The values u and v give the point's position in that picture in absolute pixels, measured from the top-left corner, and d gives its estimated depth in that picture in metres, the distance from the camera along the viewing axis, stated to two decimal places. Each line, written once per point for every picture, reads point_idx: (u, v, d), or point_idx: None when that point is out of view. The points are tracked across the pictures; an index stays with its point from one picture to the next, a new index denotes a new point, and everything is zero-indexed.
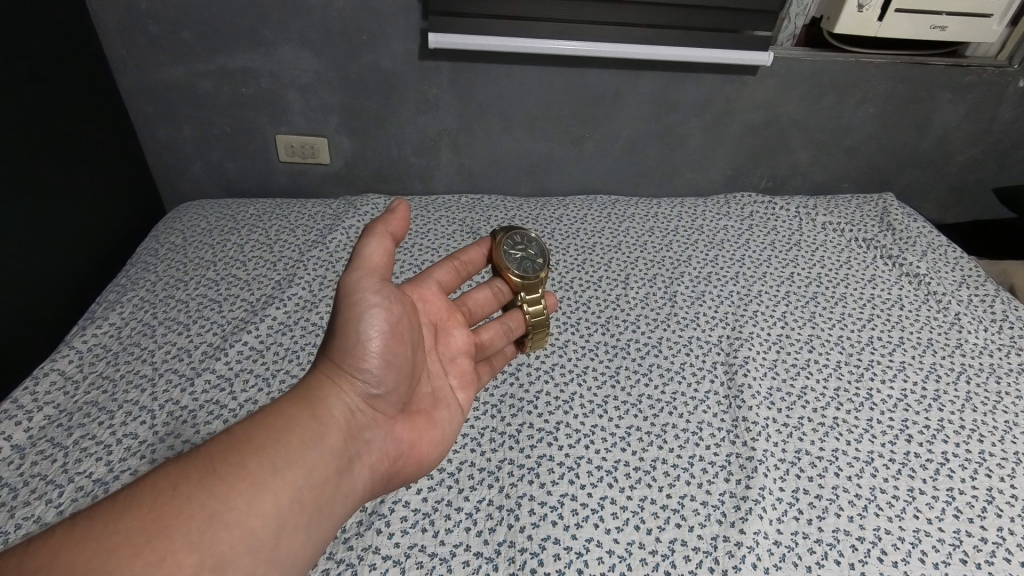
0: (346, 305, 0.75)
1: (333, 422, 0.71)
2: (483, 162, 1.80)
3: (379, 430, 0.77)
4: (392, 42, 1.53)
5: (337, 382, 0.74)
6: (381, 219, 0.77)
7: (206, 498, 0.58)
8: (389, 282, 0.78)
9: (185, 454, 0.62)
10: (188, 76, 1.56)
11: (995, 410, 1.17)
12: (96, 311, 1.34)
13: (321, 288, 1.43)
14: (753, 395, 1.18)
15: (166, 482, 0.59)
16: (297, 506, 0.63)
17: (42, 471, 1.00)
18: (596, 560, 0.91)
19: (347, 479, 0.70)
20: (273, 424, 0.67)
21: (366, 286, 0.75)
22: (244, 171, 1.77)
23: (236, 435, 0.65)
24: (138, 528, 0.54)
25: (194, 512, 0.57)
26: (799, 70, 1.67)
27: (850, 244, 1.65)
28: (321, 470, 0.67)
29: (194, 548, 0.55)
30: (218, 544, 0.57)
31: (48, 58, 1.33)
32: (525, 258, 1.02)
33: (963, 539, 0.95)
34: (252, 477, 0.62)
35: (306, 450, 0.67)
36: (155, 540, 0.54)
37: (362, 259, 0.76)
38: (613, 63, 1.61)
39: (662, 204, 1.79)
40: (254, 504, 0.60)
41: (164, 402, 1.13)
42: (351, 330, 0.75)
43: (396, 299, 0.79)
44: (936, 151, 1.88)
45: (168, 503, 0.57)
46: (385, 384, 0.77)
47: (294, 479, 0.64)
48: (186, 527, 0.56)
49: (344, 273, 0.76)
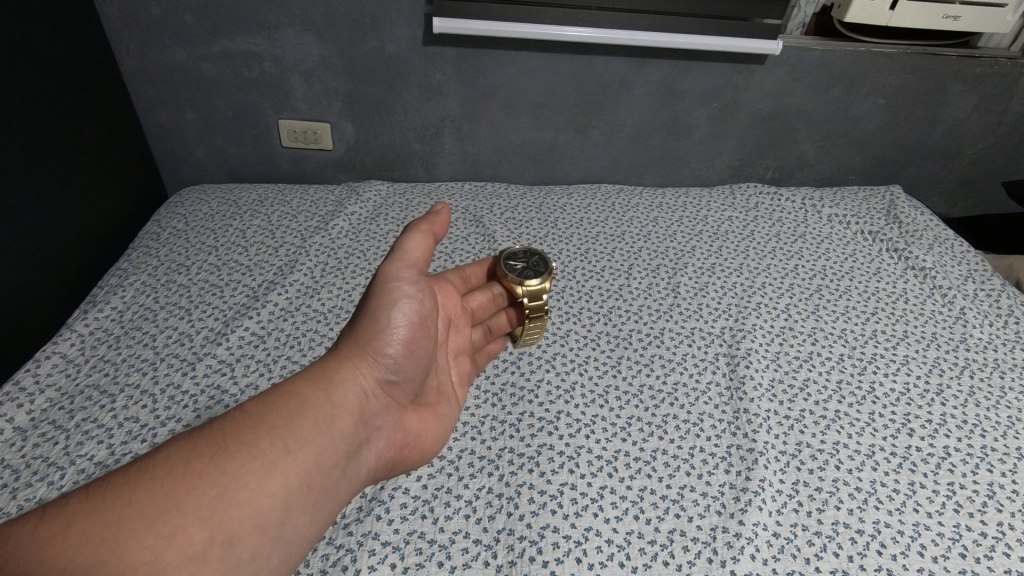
0: (380, 291, 0.79)
1: (348, 405, 0.72)
2: (487, 151, 1.78)
3: (389, 417, 0.78)
4: (395, 26, 1.51)
5: (355, 364, 0.75)
6: (427, 218, 0.82)
7: (221, 473, 0.59)
8: (423, 277, 0.83)
9: (200, 428, 0.63)
10: (190, 59, 1.55)
11: (998, 405, 1.16)
12: (97, 296, 1.33)
13: (322, 274, 1.42)
14: (755, 387, 1.18)
15: (180, 457, 0.59)
16: (308, 487, 0.64)
17: (44, 453, 1.00)
18: (595, 549, 0.92)
19: (356, 462, 0.71)
20: (293, 401, 0.68)
21: (403, 276, 0.79)
22: (247, 156, 1.76)
23: (252, 413, 0.65)
24: (152, 501, 0.55)
25: (207, 487, 0.57)
26: (808, 60, 1.65)
27: (855, 236, 1.63)
28: (333, 452, 0.67)
29: (206, 523, 0.56)
30: (229, 520, 0.57)
31: (50, 39, 1.33)
32: (527, 267, 1.00)
33: (963, 534, 0.94)
34: (267, 455, 0.62)
35: (322, 430, 0.67)
36: (168, 514, 0.54)
37: (404, 253, 0.81)
38: (619, 50, 1.59)
39: (667, 195, 1.78)
40: (267, 482, 0.61)
41: (165, 386, 1.13)
42: (380, 315, 0.78)
43: (428, 294, 0.82)
44: (945, 144, 1.86)
45: (182, 477, 0.57)
46: (402, 372, 0.79)
47: (306, 459, 0.64)
48: (200, 503, 0.56)
49: (384, 263, 0.81)
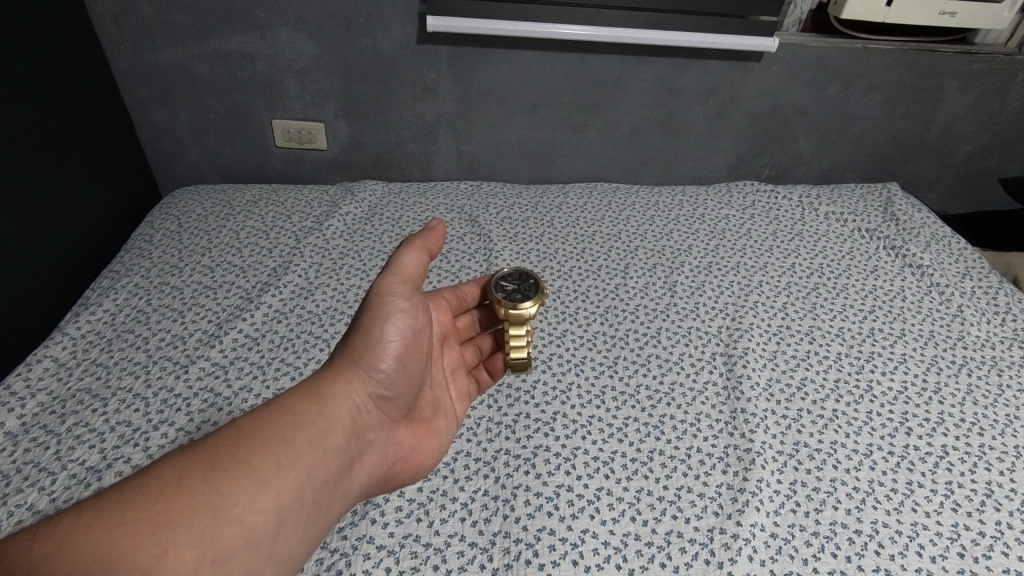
0: (373, 306, 0.78)
1: (340, 420, 0.71)
2: (483, 151, 1.77)
3: (382, 432, 0.77)
4: (389, 24, 1.50)
5: (347, 379, 0.74)
6: (422, 235, 0.82)
7: (213, 490, 0.58)
8: (417, 293, 0.83)
9: (193, 444, 0.62)
10: (182, 59, 1.54)
11: (996, 403, 1.15)
12: (90, 298, 1.32)
13: (317, 275, 1.41)
14: (752, 386, 1.17)
15: (173, 475, 0.58)
16: (299, 503, 0.63)
17: (35, 458, 0.99)
18: (592, 551, 0.91)
19: (348, 478, 0.70)
20: (285, 416, 0.67)
21: (397, 292, 0.79)
22: (241, 157, 1.75)
23: (244, 429, 0.65)
24: (144, 519, 0.54)
25: (200, 504, 0.57)
26: (804, 57, 1.64)
27: (853, 233, 1.62)
28: (326, 468, 0.67)
29: (199, 540, 0.55)
30: (221, 537, 0.56)
31: (40, 40, 1.32)
32: (516, 290, 0.99)
33: (961, 533, 0.94)
34: (258, 471, 0.61)
35: (314, 445, 0.66)
36: (160, 531, 0.53)
37: (399, 269, 0.80)
38: (615, 48, 1.59)
39: (663, 193, 1.77)
40: (257, 500, 0.60)
41: (159, 390, 1.12)
42: (373, 331, 0.77)
43: (421, 310, 0.82)
44: (942, 141, 1.85)
45: (175, 494, 0.57)
46: (395, 386, 0.78)
47: (299, 475, 0.64)
48: (192, 521, 0.55)
49: (378, 278, 0.80)
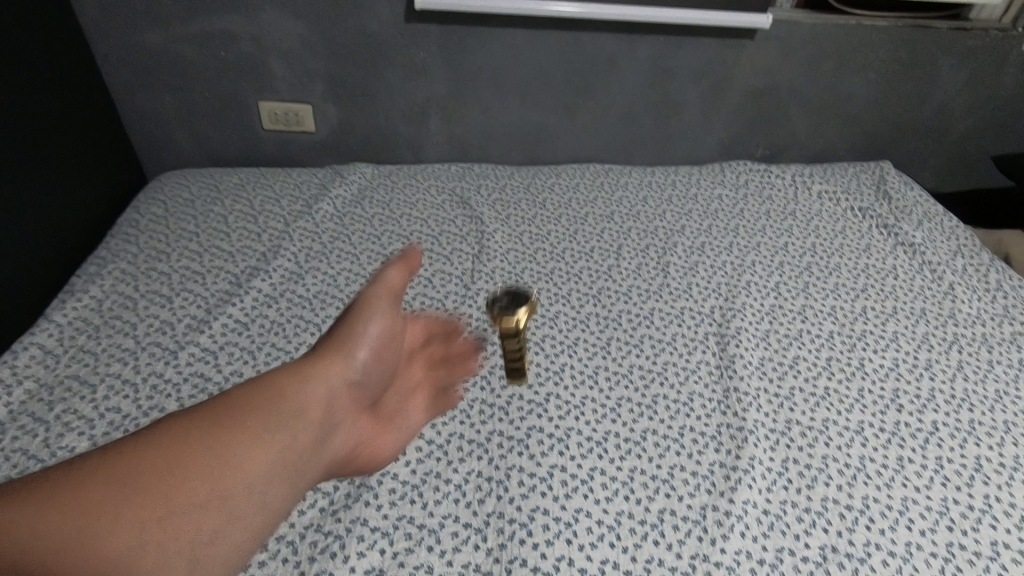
0: (354, 309, 0.84)
1: (317, 402, 0.75)
2: (475, 133, 1.75)
3: (350, 420, 0.82)
4: (376, 3, 1.49)
5: (327, 365, 0.79)
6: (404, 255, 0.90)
7: (201, 454, 0.63)
8: (399, 302, 0.89)
9: (181, 414, 0.67)
10: (166, 40, 1.52)
11: (986, 379, 1.16)
12: (75, 285, 1.30)
13: (307, 259, 1.40)
14: (745, 365, 1.17)
15: (163, 441, 0.63)
16: (276, 475, 0.67)
17: (23, 445, 0.98)
18: (585, 530, 0.91)
19: (319, 456, 0.74)
20: (268, 393, 0.72)
21: (376, 297, 0.86)
22: (228, 140, 1.72)
23: (230, 400, 0.69)
24: (141, 481, 0.59)
25: (188, 468, 0.61)
26: (798, 34, 1.63)
27: (846, 212, 1.62)
28: (303, 444, 0.71)
29: (185, 501, 0.60)
30: (204, 500, 0.61)
31: (20, 19, 1.29)
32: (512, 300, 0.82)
33: (950, 507, 0.95)
34: (241, 443, 0.66)
35: (294, 425, 0.71)
36: (153, 493, 0.59)
37: (384, 281, 0.87)
38: (607, 27, 1.57)
39: (656, 174, 1.75)
40: (239, 468, 0.64)
41: (148, 375, 1.11)
42: (355, 329, 0.83)
43: (396, 315, 0.89)
44: (937, 119, 1.84)
45: (164, 458, 0.61)
46: (368, 377, 0.84)
47: (278, 449, 0.68)
48: (179, 486, 0.60)
49: (363, 289, 0.87)
